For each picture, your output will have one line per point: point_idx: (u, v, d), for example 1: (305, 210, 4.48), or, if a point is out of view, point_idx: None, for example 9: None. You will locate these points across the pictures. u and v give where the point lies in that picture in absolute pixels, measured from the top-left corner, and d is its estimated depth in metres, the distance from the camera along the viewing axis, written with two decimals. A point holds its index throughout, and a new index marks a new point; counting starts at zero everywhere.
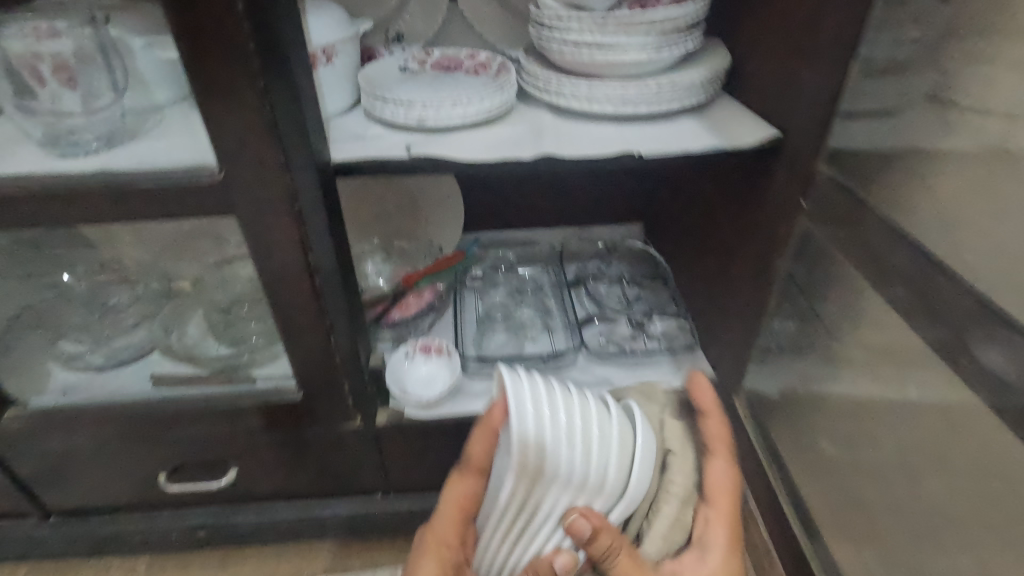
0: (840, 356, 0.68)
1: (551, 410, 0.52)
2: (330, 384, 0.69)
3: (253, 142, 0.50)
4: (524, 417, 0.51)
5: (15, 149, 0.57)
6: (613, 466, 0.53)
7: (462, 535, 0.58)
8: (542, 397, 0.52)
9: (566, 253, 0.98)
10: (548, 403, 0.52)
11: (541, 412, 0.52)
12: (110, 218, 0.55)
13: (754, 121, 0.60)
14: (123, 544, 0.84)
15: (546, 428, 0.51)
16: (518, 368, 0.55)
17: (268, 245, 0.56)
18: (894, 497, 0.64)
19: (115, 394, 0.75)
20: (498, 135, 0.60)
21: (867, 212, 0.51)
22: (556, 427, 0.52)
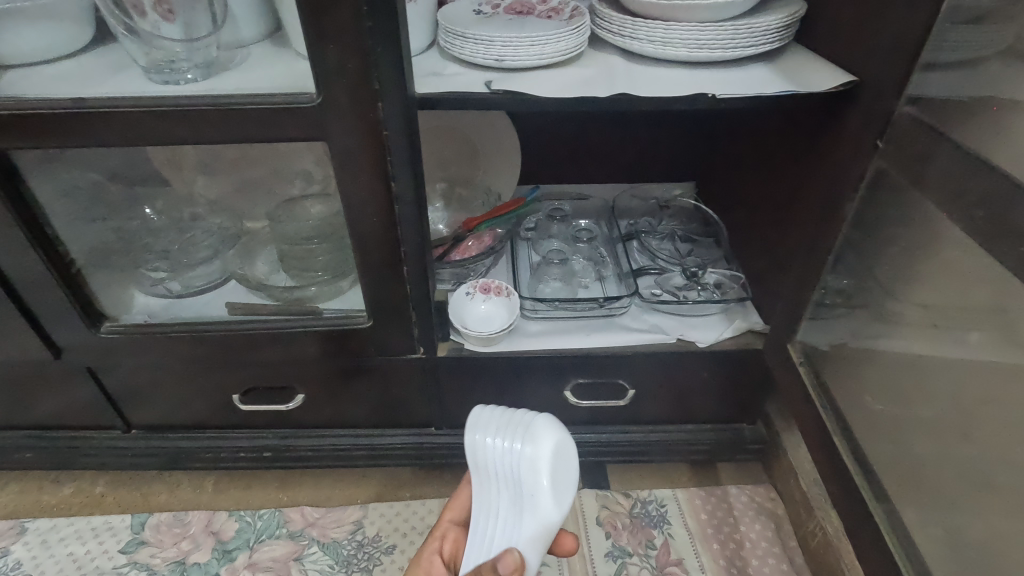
0: (897, 312, 0.66)
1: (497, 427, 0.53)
2: (397, 313, 0.74)
3: (349, 73, 0.55)
4: (473, 439, 0.53)
5: (122, 73, 0.62)
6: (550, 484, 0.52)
7: (447, 533, 0.63)
8: (493, 416, 0.54)
9: (619, 209, 1.00)
10: (498, 421, 0.54)
11: (485, 430, 0.53)
12: (206, 141, 0.59)
13: (828, 66, 0.61)
14: (201, 459, 0.93)
15: (491, 444, 0.53)
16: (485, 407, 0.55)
17: (352, 175, 0.62)
18: (965, 462, 0.59)
19: (196, 317, 0.80)
20: (572, 77, 0.62)
21: (943, 144, 0.48)
22: (498, 442, 0.53)
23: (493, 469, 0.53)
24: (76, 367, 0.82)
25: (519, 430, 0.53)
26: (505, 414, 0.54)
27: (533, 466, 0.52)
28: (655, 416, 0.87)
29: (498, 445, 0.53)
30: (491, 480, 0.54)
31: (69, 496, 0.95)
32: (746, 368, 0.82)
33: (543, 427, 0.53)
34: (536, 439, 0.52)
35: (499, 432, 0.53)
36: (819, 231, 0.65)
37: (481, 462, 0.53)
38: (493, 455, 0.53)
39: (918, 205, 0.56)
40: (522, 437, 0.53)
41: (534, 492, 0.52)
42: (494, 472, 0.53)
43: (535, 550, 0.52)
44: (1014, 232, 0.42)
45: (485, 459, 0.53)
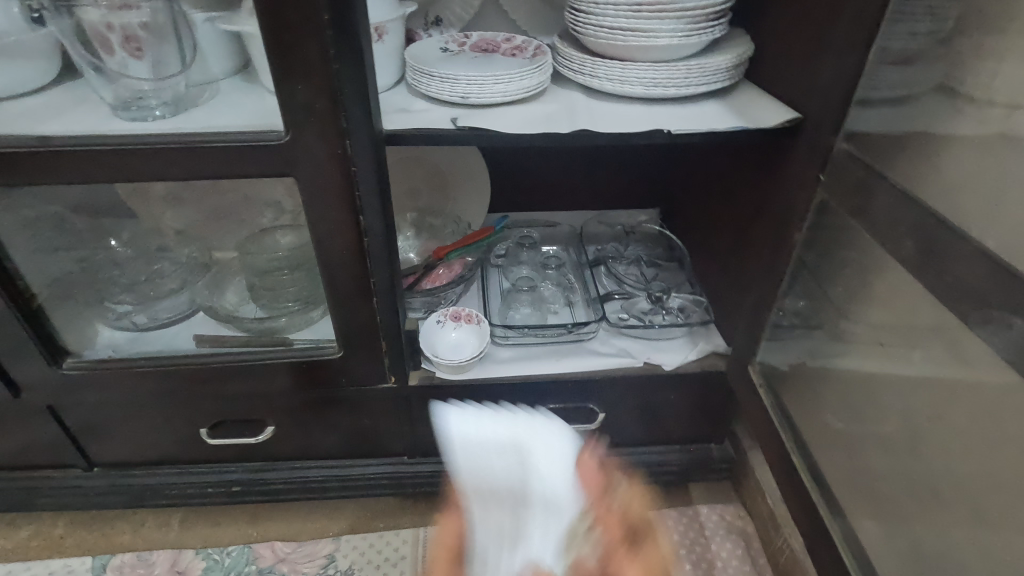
0: (848, 333, 0.69)
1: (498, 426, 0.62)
2: (367, 343, 0.75)
3: (316, 112, 0.57)
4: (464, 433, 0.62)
5: (89, 110, 0.62)
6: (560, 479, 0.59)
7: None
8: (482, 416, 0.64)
9: (586, 235, 1.03)
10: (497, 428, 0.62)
11: (483, 463, 0.59)
12: (172, 177, 0.60)
13: (773, 104, 0.65)
14: (167, 495, 0.90)
15: (493, 458, 0.60)
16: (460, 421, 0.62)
17: (321, 208, 0.63)
18: (915, 477, 0.61)
19: (161, 351, 0.80)
20: (534, 114, 0.65)
21: (874, 175, 0.52)
22: (503, 455, 0.60)
23: (494, 482, 0.58)
24: (35, 405, 0.80)
25: (518, 424, 0.62)
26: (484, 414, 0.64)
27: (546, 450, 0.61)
28: (625, 438, 0.88)
29: (493, 456, 0.60)
30: (495, 501, 0.58)
31: (25, 540, 0.92)
32: (711, 389, 0.84)
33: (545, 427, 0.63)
34: (540, 433, 0.62)
35: (499, 442, 0.61)
36: (773, 257, 0.69)
37: (472, 480, 0.59)
38: (494, 459, 0.60)
39: (859, 233, 0.60)
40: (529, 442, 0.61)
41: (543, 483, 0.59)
42: (500, 491, 0.58)
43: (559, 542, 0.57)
44: (939, 258, 0.45)
45: (489, 470, 0.59)
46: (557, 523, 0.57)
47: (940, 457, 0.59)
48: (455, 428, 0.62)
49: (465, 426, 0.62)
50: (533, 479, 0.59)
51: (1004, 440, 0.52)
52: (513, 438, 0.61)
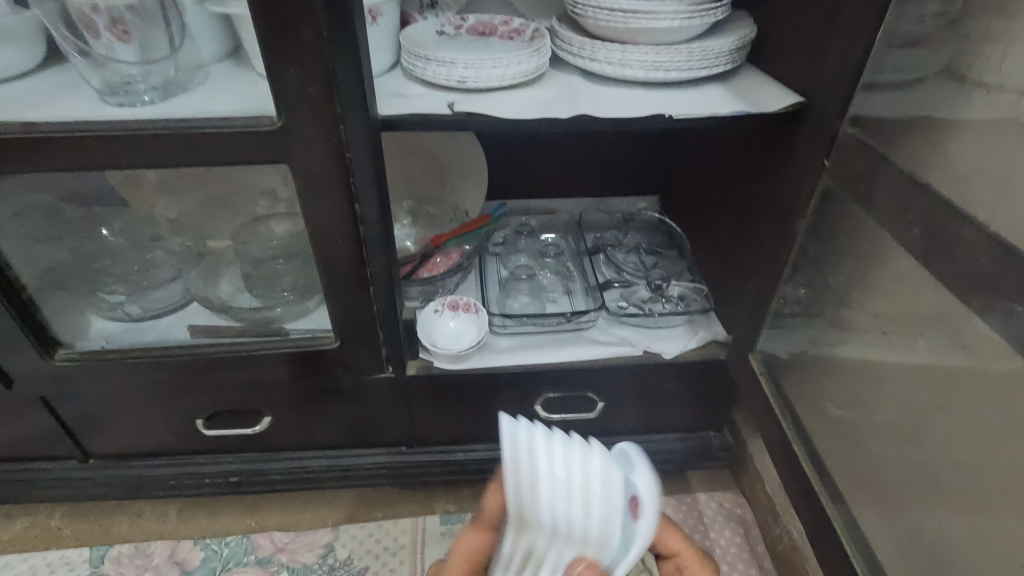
0: (850, 321, 0.68)
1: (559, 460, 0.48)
2: (364, 333, 0.74)
3: (309, 97, 0.55)
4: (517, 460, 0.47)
5: (76, 95, 0.61)
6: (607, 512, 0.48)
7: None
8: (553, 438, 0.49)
9: (585, 223, 1.02)
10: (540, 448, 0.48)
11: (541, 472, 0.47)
12: (163, 164, 0.59)
13: (777, 87, 0.64)
14: (164, 486, 0.90)
15: (548, 491, 0.47)
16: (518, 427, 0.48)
17: (316, 196, 0.62)
18: (917, 465, 0.61)
19: (155, 341, 0.78)
20: (533, 98, 0.64)
21: (879, 161, 0.51)
22: (559, 476, 0.48)
23: (552, 516, 0.48)
24: (29, 396, 0.79)
25: (589, 468, 0.48)
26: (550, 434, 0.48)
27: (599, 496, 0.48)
28: (624, 426, 0.88)
29: (559, 492, 0.48)
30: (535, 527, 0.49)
31: (21, 531, 0.91)
32: (712, 377, 0.83)
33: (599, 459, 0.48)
34: (607, 474, 0.48)
35: (563, 473, 0.48)
36: (775, 244, 0.68)
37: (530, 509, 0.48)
38: (552, 495, 0.48)
39: (863, 219, 0.59)
40: (594, 485, 0.48)
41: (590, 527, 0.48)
42: (547, 521, 0.48)
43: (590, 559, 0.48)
44: (946, 246, 0.44)
45: (540, 509, 0.48)
46: (597, 564, 0.48)
47: (942, 446, 0.59)
48: (522, 446, 0.47)
49: (539, 462, 0.47)
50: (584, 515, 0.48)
51: (1009, 429, 0.51)
52: (576, 483, 0.48)
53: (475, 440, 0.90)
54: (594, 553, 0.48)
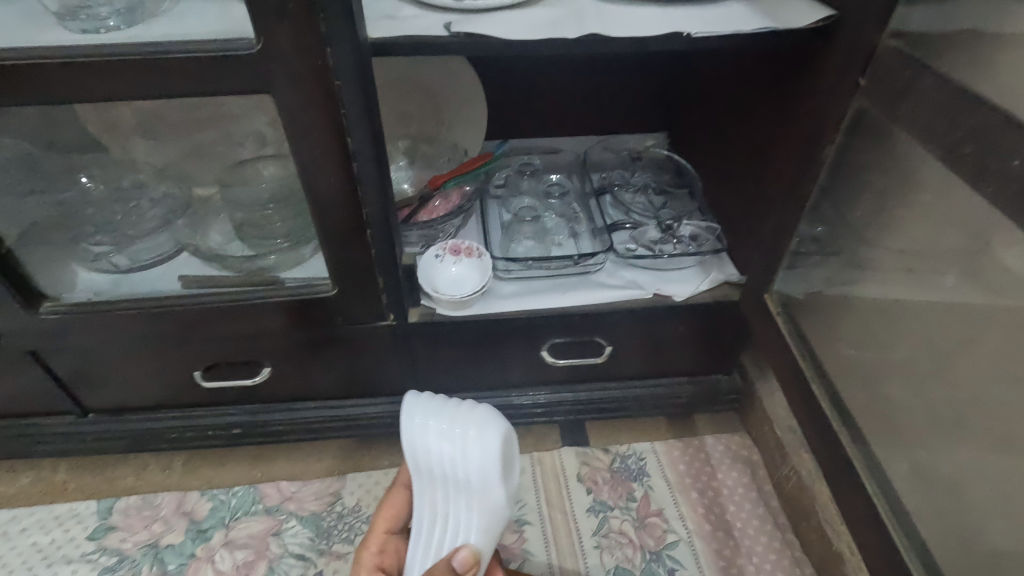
0: (870, 258, 0.65)
1: (442, 416, 0.53)
2: (364, 279, 0.70)
3: (290, 14, 0.50)
4: (411, 431, 0.52)
5: (32, 21, 0.55)
6: (488, 472, 0.51)
7: (386, 544, 0.63)
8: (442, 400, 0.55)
9: (590, 162, 0.97)
10: (436, 414, 0.52)
11: (431, 437, 0.52)
12: (134, 95, 0.54)
13: (808, 3, 0.58)
14: (168, 439, 0.89)
15: (433, 449, 0.52)
16: (418, 397, 0.54)
17: (305, 130, 0.57)
18: (937, 405, 0.59)
19: (145, 292, 0.75)
20: (537, 17, 0.58)
21: (924, 76, 0.47)
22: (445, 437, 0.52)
23: (437, 470, 0.53)
24: (17, 351, 0.76)
25: (460, 427, 0.52)
26: (445, 401, 0.53)
27: (480, 460, 0.51)
28: (632, 370, 0.86)
29: (441, 448, 0.52)
30: (435, 479, 0.54)
31: (27, 486, 0.91)
32: (723, 319, 0.81)
33: (484, 420, 0.52)
34: (480, 432, 0.51)
35: (443, 431, 0.52)
36: (797, 176, 0.64)
37: (424, 463, 0.53)
38: (437, 454, 0.52)
39: (896, 143, 0.55)
40: (473, 443, 0.51)
41: (479, 485, 0.52)
42: (438, 474, 0.53)
43: (489, 520, 0.53)
44: (1001, 167, 0.41)
45: (429, 462, 0.52)
46: (486, 513, 0.53)
47: (965, 385, 0.57)
48: (413, 414, 0.52)
49: (426, 427, 0.52)
50: (463, 465, 0.51)
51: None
52: (454, 440, 0.51)
53: (479, 387, 0.88)
54: (480, 501, 0.53)
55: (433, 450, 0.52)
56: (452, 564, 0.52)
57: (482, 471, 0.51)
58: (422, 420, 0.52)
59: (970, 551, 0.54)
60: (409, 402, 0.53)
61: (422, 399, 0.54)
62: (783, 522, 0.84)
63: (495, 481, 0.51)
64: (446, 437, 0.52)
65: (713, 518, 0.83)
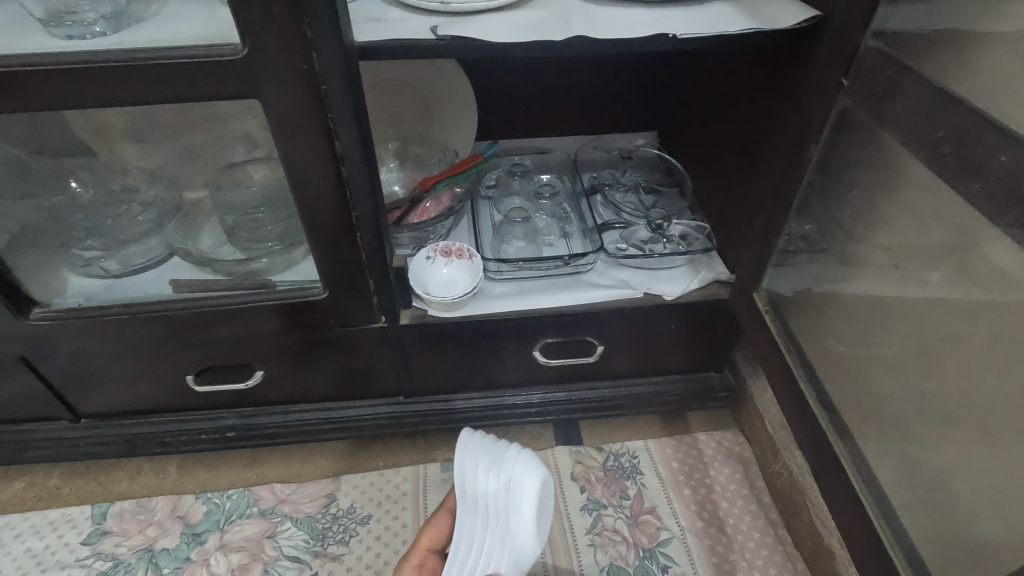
0: (857, 256, 0.65)
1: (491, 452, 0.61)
2: (356, 282, 0.71)
3: (275, 19, 0.50)
4: (465, 460, 0.60)
5: (19, 26, 0.55)
6: (529, 502, 0.57)
7: (425, 561, 0.66)
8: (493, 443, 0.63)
9: (580, 162, 0.97)
10: (486, 451, 0.60)
11: (480, 469, 0.59)
12: (122, 100, 0.54)
13: (792, 3, 0.59)
14: (162, 443, 0.89)
15: (481, 478, 0.59)
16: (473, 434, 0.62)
17: (294, 134, 0.57)
18: (924, 400, 0.60)
19: (136, 297, 0.75)
20: (523, 18, 0.58)
21: (906, 76, 0.47)
22: (492, 470, 0.59)
23: (482, 499, 0.59)
24: (8, 357, 0.76)
25: (506, 461, 0.59)
26: (495, 440, 0.61)
27: (521, 493, 0.58)
28: (625, 369, 0.87)
29: (488, 479, 0.59)
30: (476, 511, 0.60)
31: (20, 491, 0.91)
32: (713, 317, 0.82)
33: (528, 459, 0.59)
34: (524, 469, 0.58)
35: (491, 466, 0.59)
36: (784, 175, 0.64)
37: (470, 492, 0.59)
38: (483, 483, 0.59)
39: (879, 142, 0.56)
40: (518, 478, 0.58)
41: (516, 517, 0.57)
42: (481, 504, 0.59)
43: (521, 554, 0.57)
44: (979, 164, 0.42)
45: (475, 490, 0.59)
46: (519, 547, 0.57)
47: (951, 380, 0.57)
48: (466, 446, 0.60)
49: (476, 461, 0.60)
50: (507, 495, 0.58)
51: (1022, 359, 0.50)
52: (501, 471, 0.59)
53: (473, 388, 0.88)
54: (516, 534, 0.57)
55: (480, 480, 0.59)
56: None
57: (522, 503, 0.57)
58: (474, 451, 0.60)
59: (956, 543, 0.55)
60: (465, 436, 0.61)
61: (475, 436, 0.61)
62: (775, 517, 0.85)
63: (533, 517, 0.57)
64: (494, 470, 0.59)
65: (707, 515, 0.84)
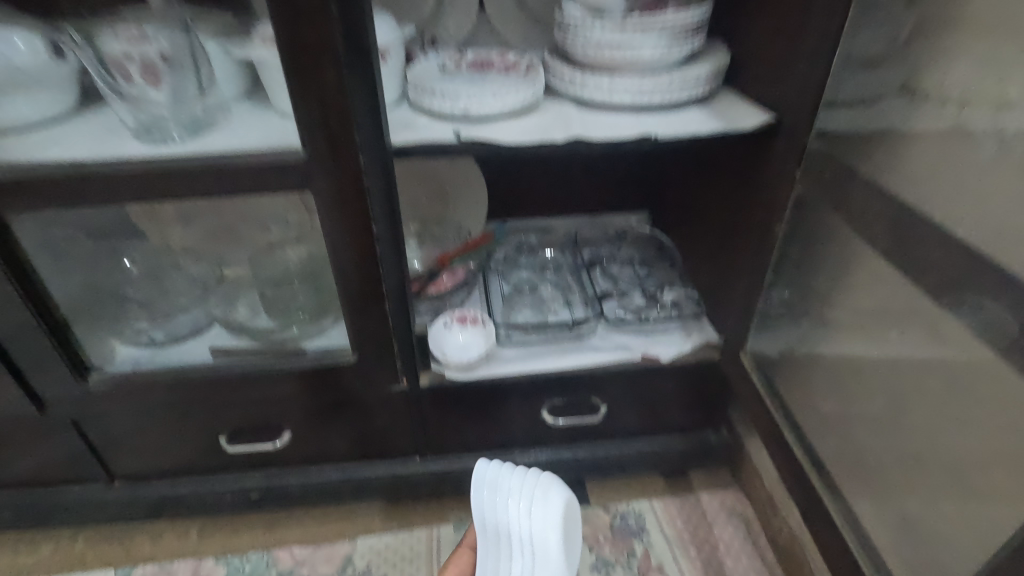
0: (832, 319, 0.73)
1: (517, 495, 0.59)
2: (383, 348, 0.79)
3: (333, 130, 0.61)
4: (483, 493, 0.60)
5: (114, 136, 0.66)
6: (553, 529, 0.57)
7: None
8: (508, 478, 0.60)
9: (581, 239, 1.08)
10: (507, 479, 0.60)
11: (499, 497, 0.59)
12: (198, 193, 0.64)
13: (754, 108, 0.71)
14: (187, 505, 0.93)
15: (503, 506, 0.59)
16: (491, 460, 0.62)
17: (338, 220, 0.68)
18: (900, 450, 0.66)
19: (181, 363, 0.83)
20: (531, 125, 0.70)
21: (846, 173, 0.58)
22: (512, 502, 0.59)
23: (505, 531, 0.59)
24: (59, 420, 0.82)
25: (528, 484, 0.59)
26: (513, 466, 0.61)
27: (542, 522, 0.57)
28: (628, 429, 0.93)
29: (509, 508, 0.59)
30: (503, 546, 0.59)
31: (47, 555, 0.94)
32: (708, 378, 0.89)
33: (550, 484, 0.59)
34: (545, 494, 0.58)
35: (511, 496, 0.59)
36: (757, 249, 0.74)
37: (492, 523, 0.59)
38: (504, 513, 0.59)
39: (832, 222, 0.66)
40: (539, 501, 0.58)
41: (541, 546, 0.57)
42: (505, 537, 0.59)
43: None
44: (908, 240, 0.51)
45: (497, 524, 0.59)
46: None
47: (921, 430, 0.64)
48: (486, 475, 0.61)
49: (496, 492, 0.60)
50: (528, 525, 0.57)
51: (975, 406, 0.56)
52: (524, 507, 0.58)
53: (485, 448, 0.94)
54: (541, 559, 0.57)
55: (499, 507, 0.59)
56: None
57: (543, 529, 0.57)
58: (491, 477, 0.61)
59: None
60: (482, 466, 0.61)
61: (491, 464, 0.61)
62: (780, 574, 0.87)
63: (559, 536, 0.57)
64: (513, 493, 0.59)
65: (713, 572, 0.87)
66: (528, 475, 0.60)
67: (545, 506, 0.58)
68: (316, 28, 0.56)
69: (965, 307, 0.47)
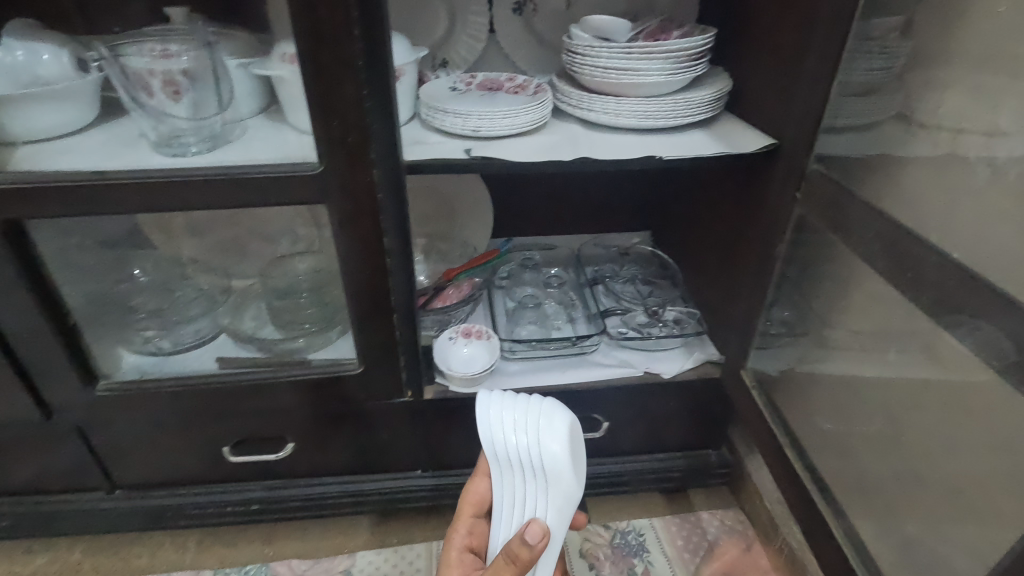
0: (832, 338, 0.75)
1: (520, 419, 0.58)
2: (389, 361, 0.80)
3: (349, 145, 0.63)
4: (489, 427, 0.58)
5: (135, 148, 0.68)
6: (562, 452, 0.56)
7: (473, 527, 0.64)
8: (510, 407, 0.59)
9: (584, 257, 1.10)
10: (511, 409, 0.59)
11: (504, 427, 0.58)
12: (214, 204, 0.66)
13: (756, 133, 0.73)
14: (187, 516, 0.93)
15: (509, 434, 0.57)
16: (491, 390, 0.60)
17: (349, 232, 0.69)
18: (899, 468, 0.67)
19: (188, 372, 0.84)
20: (540, 144, 0.72)
21: (846, 194, 0.60)
22: (518, 428, 0.58)
23: (515, 458, 0.58)
24: (64, 426, 0.83)
25: (532, 412, 0.58)
26: (517, 397, 0.60)
27: (549, 443, 0.57)
28: (629, 445, 0.93)
29: (516, 436, 0.57)
30: (513, 468, 0.59)
31: (43, 565, 0.93)
32: (709, 396, 0.90)
33: (553, 409, 0.59)
34: (549, 418, 0.58)
35: (517, 423, 0.58)
36: (759, 269, 0.76)
37: (501, 452, 0.58)
38: (512, 441, 0.57)
39: (831, 244, 0.67)
40: (544, 425, 0.58)
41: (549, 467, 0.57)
42: (514, 460, 0.58)
43: (561, 505, 0.57)
44: (905, 259, 0.53)
45: (506, 451, 0.58)
46: (560, 493, 0.57)
47: (920, 448, 0.64)
48: (489, 408, 0.58)
49: (501, 420, 0.58)
50: (538, 450, 0.57)
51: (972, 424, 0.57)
52: (530, 432, 0.57)
53: None
54: (554, 476, 0.57)
55: (507, 437, 0.57)
56: (526, 538, 0.51)
57: (551, 451, 0.56)
58: (498, 409, 0.59)
59: None
60: (484, 398, 0.59)
61: (494, 396, 0.60)
62: None
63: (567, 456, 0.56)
64: (519, 423, 0.58)
65: None
66: (532, 403, 0.59)
67: (550, 431, 0.57)
68: (338, 47, 0.58)
69: (960, 325, 0.48)
